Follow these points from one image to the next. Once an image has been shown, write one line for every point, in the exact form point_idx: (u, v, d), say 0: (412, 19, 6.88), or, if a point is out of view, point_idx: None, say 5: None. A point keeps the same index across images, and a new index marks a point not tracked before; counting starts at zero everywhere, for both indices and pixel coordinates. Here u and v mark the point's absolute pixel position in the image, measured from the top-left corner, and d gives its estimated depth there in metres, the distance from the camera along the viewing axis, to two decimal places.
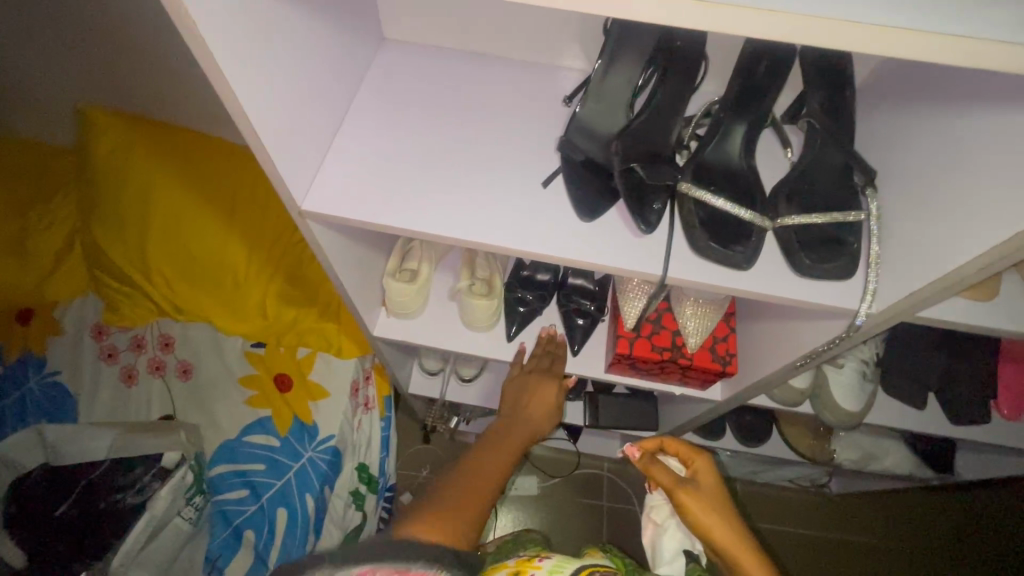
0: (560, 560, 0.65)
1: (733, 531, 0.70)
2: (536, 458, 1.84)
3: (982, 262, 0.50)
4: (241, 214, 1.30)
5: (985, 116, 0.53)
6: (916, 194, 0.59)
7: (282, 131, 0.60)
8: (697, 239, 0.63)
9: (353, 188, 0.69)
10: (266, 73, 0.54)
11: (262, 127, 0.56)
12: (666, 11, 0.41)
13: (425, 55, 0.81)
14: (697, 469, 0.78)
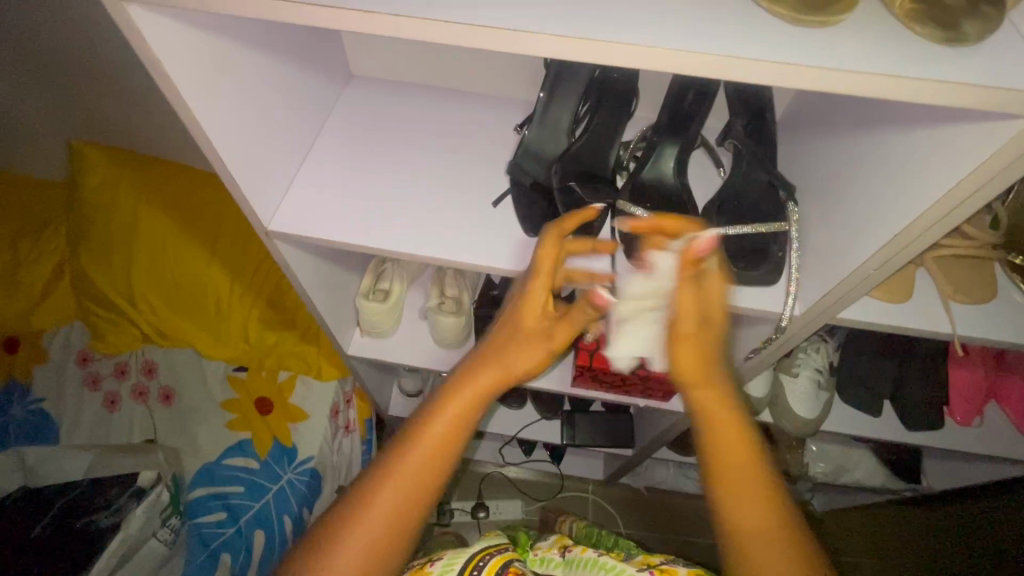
0: (450, 558, 0.67)
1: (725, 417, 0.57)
2: (520, 482, 1.84)
3: (879, 260, 0.55)
4: (224, 240, 1.36)
5: (872, 136, 0.59)
6: (825, 207, 0.65)
7: (251, 158, 0.66)
8: (632, 249, 0.69)
9: (319, 210, 0.75)
10: (235, 108, 0.61)
11: (228, 155, 0.61)
12: (567, 45, 0.43)
13: (390, 91, 0.88)
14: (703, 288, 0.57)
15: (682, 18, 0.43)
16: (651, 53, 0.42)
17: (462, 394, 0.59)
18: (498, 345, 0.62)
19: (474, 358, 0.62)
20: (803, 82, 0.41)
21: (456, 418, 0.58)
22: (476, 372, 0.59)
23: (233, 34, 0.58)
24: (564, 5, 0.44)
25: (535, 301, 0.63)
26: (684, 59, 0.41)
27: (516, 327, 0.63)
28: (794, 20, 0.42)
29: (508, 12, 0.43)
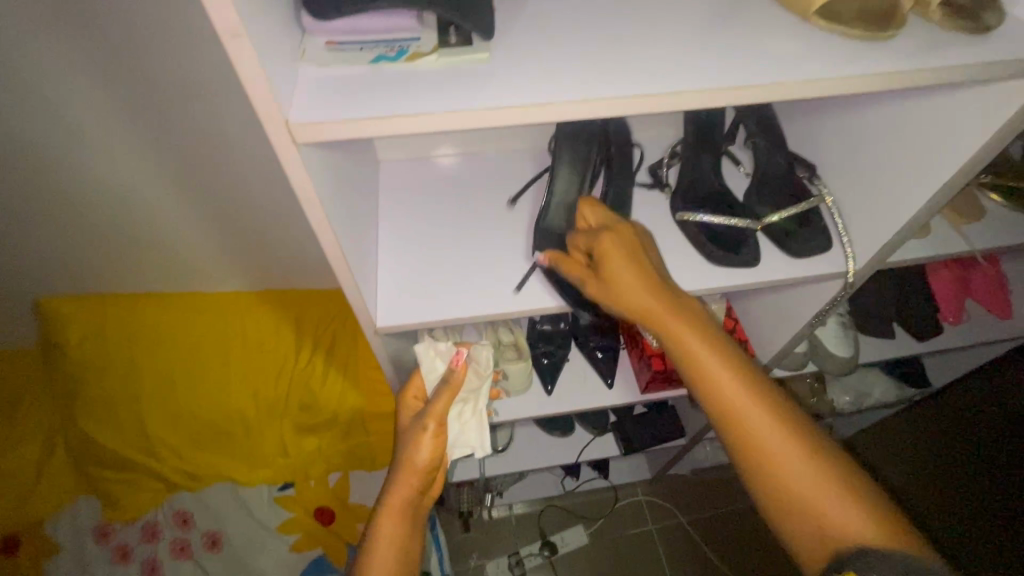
0: None
1: (680, 329, 0.62)
2: (576, 507, 1.86)
3: (929, 208, 0.66)
4: (250, 331, 1.27)
5: (880, 114, 0.71)
6: (851, 177, 0.76)
7: (356, 263, 0.66)
8: (710, 252, 0.76)
9: (411, 297, 0.75)
10: (342, 221, 0.61)
11: (348, 259, 0.60)
12: (703, 85, 0.48)
13: (421, 169, 0.91)
14: (609, 262, 0.65)
15: (784, 56, 0.50)
16: (775, 90, 0.49)
17: (384, 525, 0.73)
18: (399, 472, 0.75)
19: (385, 490, 0.76)
20: (895, 85, 0.50)
21: (394, 528, 0.73)
22: (397, 483, 0.74)
23: (326, 147, 0.58)
24: (686, 64, 0.50)
25: (416, 424, 0.77)
26: (802, 88, 0.49)
27: (407, 445, 0.76)
28: (867, 36, 0.50)
29: (646, 79, 0.48)
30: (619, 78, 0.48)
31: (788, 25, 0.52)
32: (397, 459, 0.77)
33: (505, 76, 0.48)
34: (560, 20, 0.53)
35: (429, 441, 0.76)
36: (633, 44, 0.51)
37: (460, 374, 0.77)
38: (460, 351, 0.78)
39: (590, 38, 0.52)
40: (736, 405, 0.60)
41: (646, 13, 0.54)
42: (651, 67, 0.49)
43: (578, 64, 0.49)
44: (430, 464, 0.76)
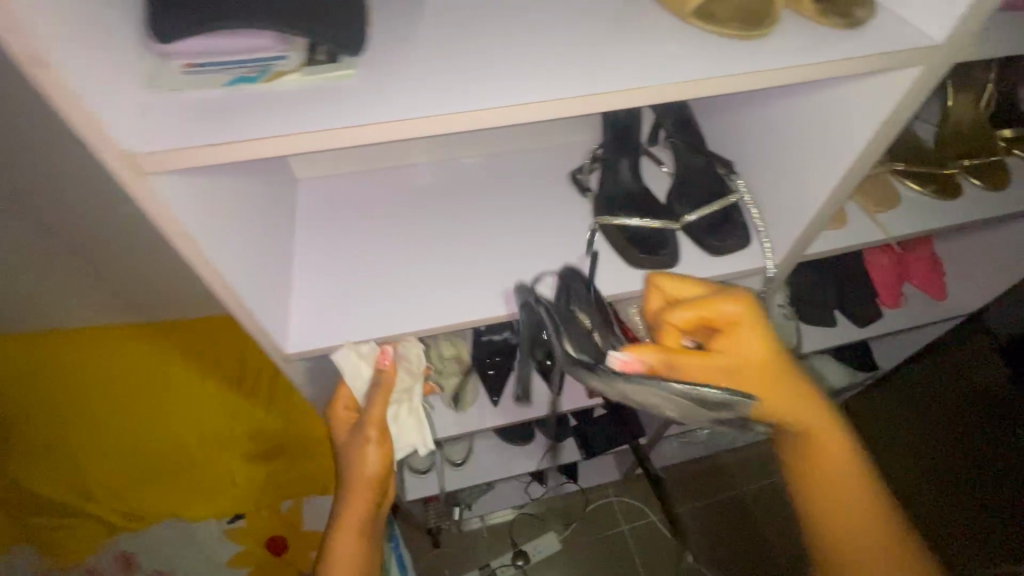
0: None
1: (809, 412, 0.54)
2: (547, 514, 1.84)
3: (833, 200, 0.66)
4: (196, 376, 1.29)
5: (784, 109, 0.71)
6: (765, 172, 0.77)
7: (254, 287, 0.62)
8: (631, 256, 0.75)
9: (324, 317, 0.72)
10: (235, 245, 0.58)
11: (240, 287, 0.58)
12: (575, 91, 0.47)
13: (340, 183, 0.87)
14: (740, 341, 0.51)
15: (658, 58, 0.50)
16: (647, 94, 0.48)
17: (339, 543, 0.68)
18: (347, 487, 0.69)
19: (337, 503, 0.70)
20: (772, 81, 0.49)
21: (355, 544, 0.68)
22: (350, 500, 0.69)
23: (213, 173, 0.56)
24: (560, 72, 0.49)
25: (357, 433, 0.69)
26: (674, 91, 0.48)
27: (349, 465, 0.69)
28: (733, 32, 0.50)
29: (516, 89, 0.47)
30: (489, 90, 0.47)
31: (665, 27, 0.51)
32: (343, 478, 0.70)
33: (371, 94, 0.47)
34: (436, 30, 0.52)
35: (378, 456, 0.68)
36: (509, 53, 0.50)
37: (389, 373, 0.67)
38: (388, 347, 0.68)
39: (466, 49, 0.50)
40: (840, 494, 0.57)
41: (525, 21, 0.53)
42: (525, 77, 0.48)
43: (451, 78, 0.48)
44: (381, 476, 0.70)
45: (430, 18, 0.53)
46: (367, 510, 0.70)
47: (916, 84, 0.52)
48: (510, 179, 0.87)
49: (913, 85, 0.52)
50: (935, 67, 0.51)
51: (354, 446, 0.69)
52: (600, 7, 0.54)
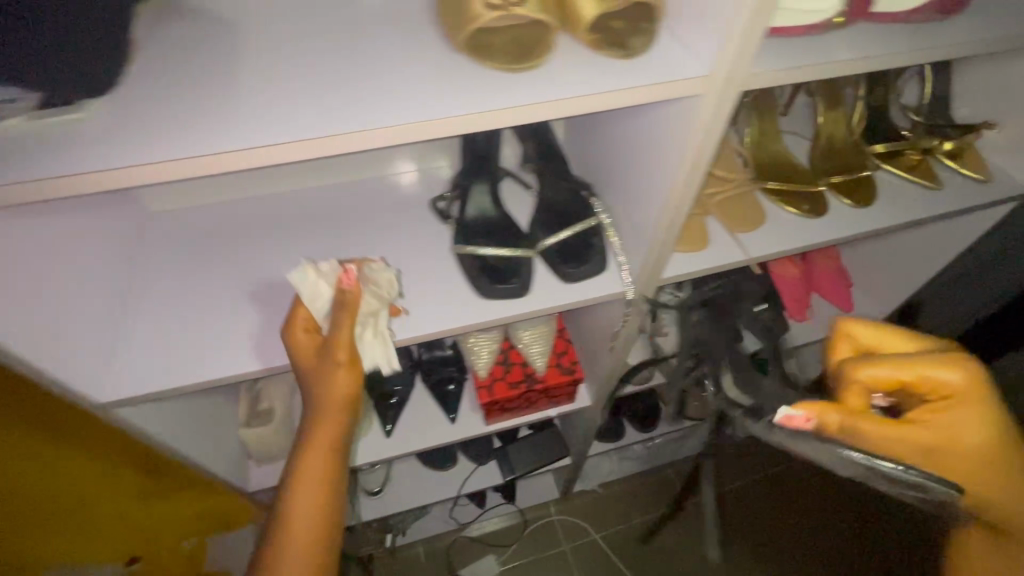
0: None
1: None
2: (486, 536, 1.79)
3: (666, 224, 0.65)
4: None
5: (622, 133, 0.70)
6: (617, 196, 0.76)
7: (58, 342, 0.58)
8: (481, 285, 0.73)
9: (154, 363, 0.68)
10: (26, 300, 0.54)
11: (27, 339, 0.53)
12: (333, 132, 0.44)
13: (198, 214, 0.84)
14: (956, 415, 0.46)
15: (424, 92, 0.47)
16: (410, 131, 0.46)
17: (306, 474, 0.59)
18: (314, 411, 0.61)
19: (304, 430, 0.62)
20: (551, 113, 0.47)
21: (322, 479, 0.60)
22: (320, 424, 0.60)
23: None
24: (321, 110, 0.46)
25: (325, 357, 0.62)
26: (433, 127, 0.46)
27: (319, 383, 0.62)
28: (510, 68, 0.48)
29: (270, 130, 0.45)
30: (241, 132, 0.45)
31: (441, 59, 0.50)
32: (309, 403, 0.62)
33: (116, 139, 0.45)
34: (209, 70, 0.50)
35: (348, 381, 0.61)
36: (276, 91, 0.48)
37: (353, 294, 0.62)
38: (348, 265, 0.64)
39: (232, 89, 0.48)
40: None
41: (300, 57, 0.51)
42: (288, 116, 0.46)
43: (208, 121, 0.46)
44: (353, 404, 0.62)
45: (206, 57, 0.51)
46: (341, 438, 0.62)
47: (701, 112, 0.51)
48: (372, 207, 0.84)
49: (701, 114, 0.51)
50: (716, 96, 0.49)
51: (320, 371, 0.62)
52: (382, 39, 0.52)
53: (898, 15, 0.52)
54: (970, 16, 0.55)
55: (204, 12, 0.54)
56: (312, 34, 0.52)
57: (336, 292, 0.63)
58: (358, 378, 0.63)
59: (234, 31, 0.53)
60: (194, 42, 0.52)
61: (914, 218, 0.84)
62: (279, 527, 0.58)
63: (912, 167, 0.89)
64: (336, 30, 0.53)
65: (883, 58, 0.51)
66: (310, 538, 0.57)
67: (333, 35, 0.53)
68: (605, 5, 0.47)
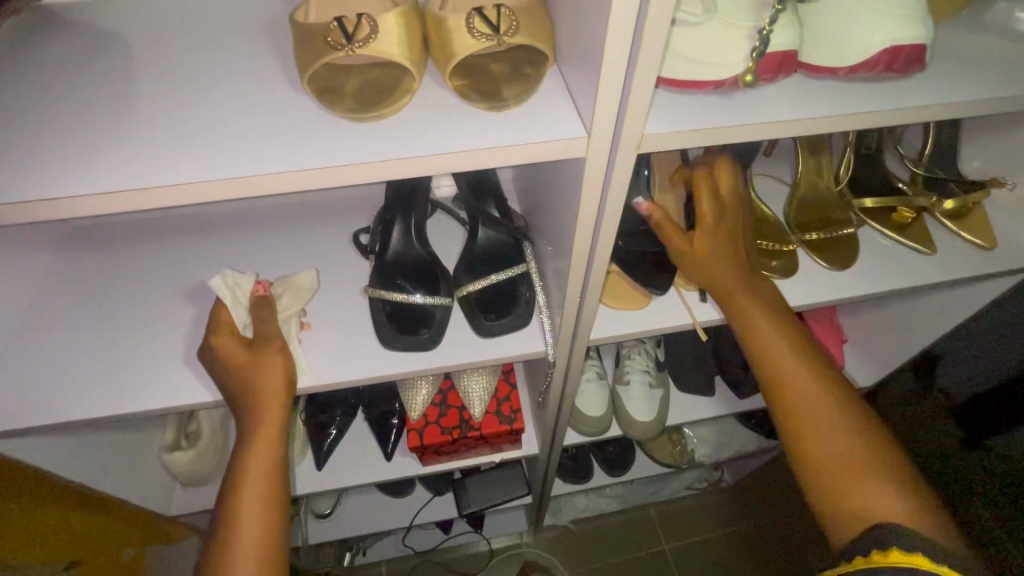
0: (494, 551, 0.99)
1: (747, 304, 0.60)
2: (449, 564, 1.72)
3: (581, 284, 0.58)
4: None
5: (547, 177, 0.63)
6: (546, 242, 0.68)
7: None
8: (385, 334, 0.66)
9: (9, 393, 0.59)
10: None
11: None
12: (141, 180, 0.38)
13: (111, 223, 0.75)
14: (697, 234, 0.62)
15: (266, 138, 0.42)
16: (241, 182, 0.40)
17: (251, 471, 0.57)
18: (250, 406, 0.58)
19: (243, 428, 0.59)
20: (403, 167, 0.40)
21: (267, 474, 0.57)
22: (260, 417, 0.58)
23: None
24: (159, 156, 0.42)
25: (252, 353, 0.59)
26: (263, 180, 0.40)
27: (246, 385, 0.58)
28: (355, 116, 0.41)
29: (103, 173, 0.42)
30: (70, 173, 0.42)
31: (293, 101, 0.44)
32: (242, 410, 0.59)
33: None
34: (64, 102, 0.46)
35: (278, 373, 0.59)
36: (124, 130, 0.44)
37: (268, 303, 0.63)
38: (261, 280, 0.64)
39: (81, 126, 0.45)
40: (783, 383, 0.57)
41: (148, 92, 0.46)
42: (124, 162, 0.42)
43: (37, 161, 0.42)
44: (289, 391, 0.60)
45: (70, 88, 0.47)
46: (284, 432, 0.60)
47: (591, 173, 0.43)
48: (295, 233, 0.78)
49: (591, 176, 0.44)
50: (605, 156, 0.42)
51: (252, 365, 0.59)
52: (242, 74, 0.46)
53: (835, 69, 0.43)
54: (935, 70, 0.46)
55: (88, 36, 0.51)
56: (183, 63, 0.48)
57: (251, 301, 0.63)
58: (288, 370, 0.60)
59: (108, 60, 0.49)
60: (59, 71, 0.48)
61: (898, 286, 0.73)
62: (219, 555, 0.53)
63: (904, 226, 0.78)
64: (209, 59, 0.48)
65: (813, 120, 0.42)
66: (262, 531, 0.55)
67: (192, 68, 0.47)
68: (474, 48, 0.40)
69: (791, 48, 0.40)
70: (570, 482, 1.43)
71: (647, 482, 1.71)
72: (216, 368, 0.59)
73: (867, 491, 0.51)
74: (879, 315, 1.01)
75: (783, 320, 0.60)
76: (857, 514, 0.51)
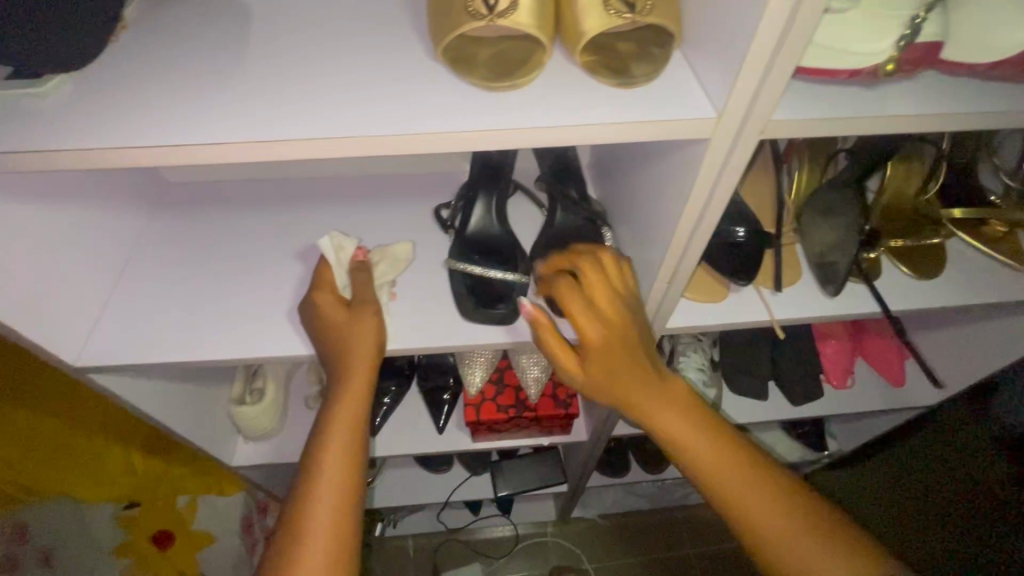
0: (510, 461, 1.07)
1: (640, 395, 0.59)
2: (474, 545, 1.74)
3: (671, 272, 0.58)
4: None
5: (639, 164, 0.63)
6: (628, 229, 0.68)
7: (54, 304, 0.59)
8: (465, 306, 0.69)
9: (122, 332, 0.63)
10: (17, 259, 0.54)
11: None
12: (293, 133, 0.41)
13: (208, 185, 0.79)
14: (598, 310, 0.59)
15: (402, 101, 0.44)
16: (379, 142, 0.42)
17: (336, 434, 0.61)
18: (342, 372, 0.62)
19: (333, 393, 0.63)
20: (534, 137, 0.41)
21: (350, 436, 0.62)
22: (350, 382, 0.62)
23: (24, 200, 0.55)
24: (297, 113, 0.44)
25: (349, 315, 0.63)
26: (399, 141, 0.42)
27: (343, 344, 0.62)
28: (487, 86, 0.43)
29: (242, 127, 0.44)
30: (215, 123, 0.44)
31: (425, 69, 0.45)
32: (336, 367, 0.63)
33: (93, 122, 0.44)
34: (202, 57, 0.49)
35: (372, 339, 0.63)
36: (260, 86, 0.46)
37: (364, 267, 0.66)
38: (361, 246, 0.68)
39: (223, 79, 0.47)
40: (702, 467, 0.58)
41: (283, 54, 0.48)
42: (263, 116, 0.44)
43: (182, 111, 0.45)
44: (378, 357, 0.64)
45: (206, 43, 0.50)
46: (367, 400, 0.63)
47: (711, 158, 0.44)
48: (379, 202, 0.79)
49: (707, 161, 0.44)
50: (727, 143, 0.43)
51: (349, 327, 0.62)
52: (369, 42, 0.48)
53: (974, 65, 0.42)
54: None
55: None
56: (315, 28, 0.50)
57: (351, 265, 0.66)
58: (379, 338, 0.64)
59: (237, 20, 0.51)
60: (196, 29, 0.51)
61: (984, 301, 0.72)
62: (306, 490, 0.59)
63: (994, 239, 0.75)
64: (339, 26, 0.50)
65: (945, 117, 0.42)
66: (341, 487, 0.59)
67: (323, 34, 0.49)
68: (608, 25, 0.41)
69: (939, 39, 0.39)
70: (606, 475, 1.44)
71: (678, 484, 1.71)
72: (318, 322, 0.63)
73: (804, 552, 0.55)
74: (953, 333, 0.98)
75: (674, 397, 0.60)
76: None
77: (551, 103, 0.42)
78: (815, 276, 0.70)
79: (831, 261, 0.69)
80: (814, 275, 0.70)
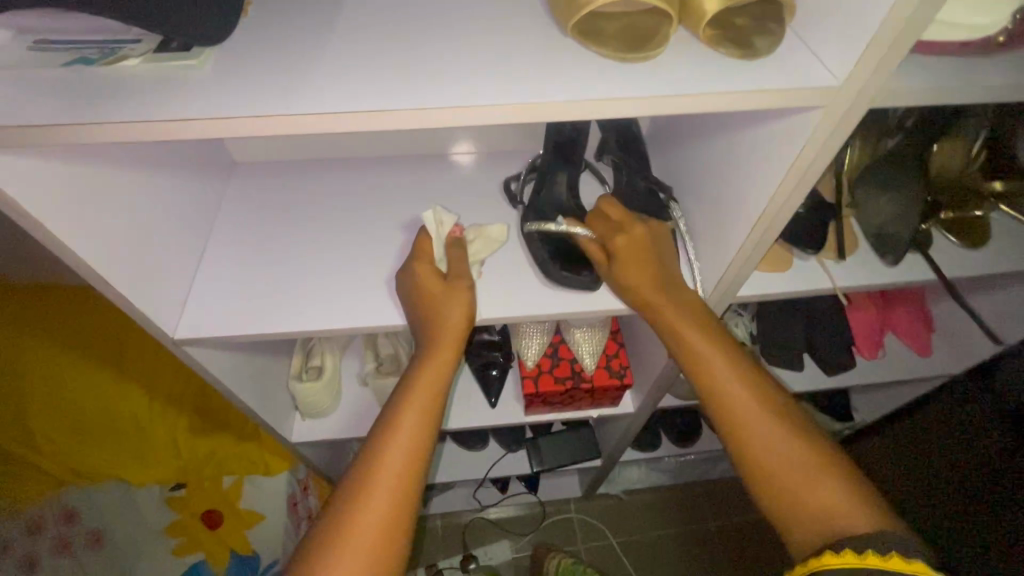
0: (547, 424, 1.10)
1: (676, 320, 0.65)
2: (502, 523, 1.77)
3: (754, 241, 0.62)
4: (53, 335, 1.18)
5: (716, 139, 0.66)
6: (701, 202, 0.71)
7: (151, 281, 0.63)
8: (550, 270, 0.71)
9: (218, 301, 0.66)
10: (114, 230, 0.57)
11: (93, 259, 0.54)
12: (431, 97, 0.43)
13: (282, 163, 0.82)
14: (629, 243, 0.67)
15: (528, 70, 0.46)
16: (509, 109, 0.44)
17: (414, 400, 0.63)
18: (429, 341, 0.65)
19: (417, 361, 0.66)
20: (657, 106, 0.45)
21: (425, 402, 0.64)
22: (436, 350, 0.65)
23: (111, 161, 0.58)
24: (426, 80, 0.46)
25: (444, 288, 0.66)
26: (528, 110, 0.44)
27: (434, 314, 0.65)
28: (619, 57, 0.46)
29: (374, 93, 0.45)
30: (348, 90, 0.45)
31: (546, 43, 0.48)
32: (426, 336, 0.66)
33: (227, 88, 0.46)
34: (321, 29, 0.50)
35: (461, 310, 0.66)
36: (386, 57, 0.48)
37: (456, 243, 0.70)
38: (455, 221, 0.71)
39: (347, 49, 0.48)
40: (722, 392, 0.62)
41: (402, 26, 0.50)
42: (390, 82, 0.46)
43: (317, 76, 0.46)
44: (464, 329, 0.67)
45: (323, 16, 0.51)
46: (449, 369, 0.66)
47: (821, 127, 0.47)
48: (448, 182, 0.82)
49: (815, 131, 0.48)
50: (838, 113, 0.46)
51: (444, 300, 0.65)
52: (484, 17, 0.51)
53: None
54: None
55: None
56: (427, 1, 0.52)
57: (446, 239, 0.70)
58: (468, 310, 0.67)
59: None
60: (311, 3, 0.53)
61: None
62: (382, 444, 0.61)
63: None
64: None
65: None
66: (411, 448, 0.61)
67: (439, 9, 0.51)
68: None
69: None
70: (637, 449, 1.49)
71: (701, 460, 1.76)
72: (415, 292, 0.66)
73: (810, 491, 0.56)
74: (982, 304, 1.03)
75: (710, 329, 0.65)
76: (806, 517, 0.56)
77: (674, 74, 0.45)
78: (876, 246, 0.76)
79: (890, 232, 0.74)
80: (875, 244, 0.76)
